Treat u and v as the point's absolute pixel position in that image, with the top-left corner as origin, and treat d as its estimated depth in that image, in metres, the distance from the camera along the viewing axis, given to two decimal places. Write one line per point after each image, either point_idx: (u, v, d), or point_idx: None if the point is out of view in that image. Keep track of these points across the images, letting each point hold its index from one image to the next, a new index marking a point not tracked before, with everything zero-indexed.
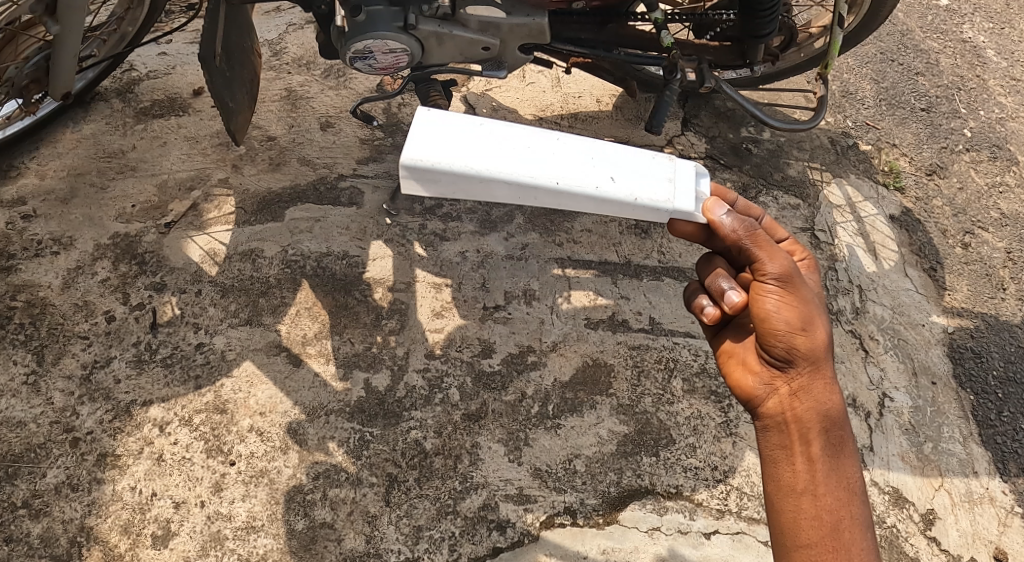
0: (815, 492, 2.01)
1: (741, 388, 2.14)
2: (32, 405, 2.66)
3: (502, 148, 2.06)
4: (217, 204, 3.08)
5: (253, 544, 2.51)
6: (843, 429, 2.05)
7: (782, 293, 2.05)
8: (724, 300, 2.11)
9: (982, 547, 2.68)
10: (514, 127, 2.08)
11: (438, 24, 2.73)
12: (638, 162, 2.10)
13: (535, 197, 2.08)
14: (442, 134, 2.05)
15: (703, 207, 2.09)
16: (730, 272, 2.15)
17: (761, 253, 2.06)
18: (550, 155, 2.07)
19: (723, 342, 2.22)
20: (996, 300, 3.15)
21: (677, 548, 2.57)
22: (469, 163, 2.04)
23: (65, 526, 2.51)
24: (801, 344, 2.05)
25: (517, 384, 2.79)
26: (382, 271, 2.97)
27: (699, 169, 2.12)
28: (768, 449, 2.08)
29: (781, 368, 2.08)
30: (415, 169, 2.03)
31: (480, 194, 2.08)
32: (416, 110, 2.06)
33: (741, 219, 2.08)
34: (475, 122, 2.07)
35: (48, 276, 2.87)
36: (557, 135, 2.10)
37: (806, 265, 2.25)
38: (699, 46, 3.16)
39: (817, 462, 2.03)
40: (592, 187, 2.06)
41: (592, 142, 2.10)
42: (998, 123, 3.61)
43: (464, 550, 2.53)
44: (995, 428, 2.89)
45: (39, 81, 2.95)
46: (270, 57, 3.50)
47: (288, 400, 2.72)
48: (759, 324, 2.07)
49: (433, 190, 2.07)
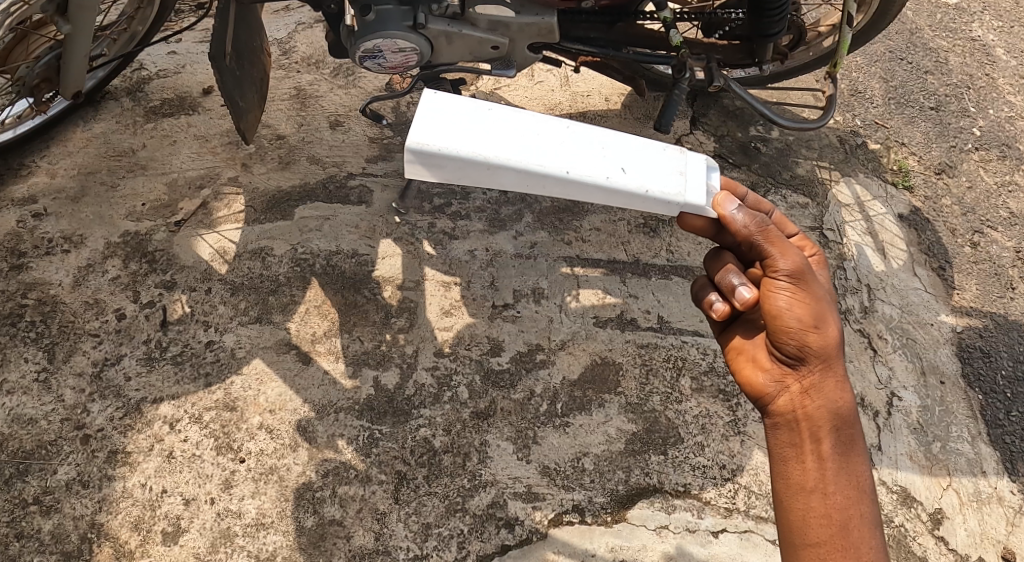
0: (825, 490, 2.02)
1: (752, 385, 2.14)
2: (43, 402, 2.68)
3: (510, 136, 2.05)
4: (227, 203, 3.09)
5: (263, 541, 2.52)
6: (854, 428, 2.06)
7: (793, 290, 2.05)
8: (734, 296, 2.10)
9: (991, 547, 2.68)
10: (523, 114, 2.07)
11: (447, 24, 2.74)
12: (649, 153, 2.07)
13: (543, 185, 2.07)
14: (449, 118, 2.03)
15: (714, 202, 2.08)
16: (740, 267, 2.14)
17: (773, 249, 2.06)
18: (558, 143, 2.06)
19: (733, 339, 2.21)
20: (1006, 299, 3.15)
21: (685, 546, 2.58)
22: (475, 149, 2.03)
23: (76, 522, 2.52)
24: (813, 341, 2.05)
25: (526, 382, 2.79)
26: (391, 270, 2.98)
27: (711, 162, 2.09)
28: (777, 446, 2.09)
29: (792, 365, 2.08)
30: (421, 154, 2.02)
31: (486, 181, 2.07)
32: (422, 93, 2.05)
33: (752, 214, 2.07)
34: (483, 107, 2.06)
35: (59, 274, 2.88)
36: (566, 123, 2.08)
37: (817, 261, 2.25)
38: (708, 45, 3.21)
39: (827, 460, 2.03)
40: (602, 178, 2.04)
41: (602, 132, 2.09)
42: (1008, 121, 3.61)
43: (473, 548, 2.53)
44: (1004, 428, 2.88)
45: (50, 80, 2.93)
46: (279, 56, 3.51)
47: (298, 398, 2.74)
48: (771, 321, 2.07)
49: (438, 175, 2.06)
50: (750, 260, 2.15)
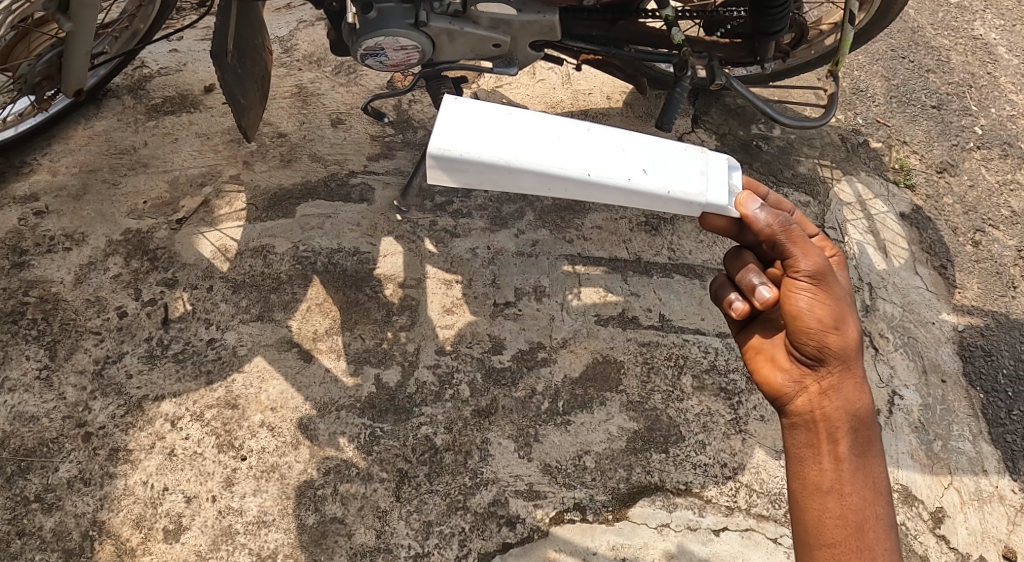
0: (841, 491, 2.01)
1: (770, 385, 2.13)
2: (44, 399, 2.68)
3: (530, 140, 2.04)
4: (229, 201, 3.09)
5: (264, 539, 2.52)
6: (871, 429, 2.05)
7: (814, 291, 2.04)
8: (755, 295, 2.08)
9: (992, 546, 2.67)
10: (544, 118, 2.06)
11: (449, 21, 2.73)
12: (670, 154, 2.06)
13: (564, 188, 2.05)
14: (470, 124, 2.03)
15: (736, 201, 2.06)
16: (760, 267, 2.12)
17: (795, 249, 2.04)
18: (580, 145, 2.05)
19: (751, 338, 2.20)
20: (1007, 298, 3.14)
21: (686, 545, 2.58)
22: (497, 154, 2.02)
23: (78, 519, 2.52)
24: (833, 342, 2.04)
25: (527, 380, 2.79)
26: (393, 267, 2.98)
27: (731, 162, 2.09)
28: (794, 446, 2.07)
29: (811, 366, 2.07)
30: (442, 159, 2.01)
31: (508, 185, 2.06)
32: (443, 99, 2.04)
33: (776, 213, 2.05)
34: (504, 111, 2.05)
35: (60, 272, 2.89)
36: (587, 126, 2.07)
37: (837, 262, 2.24)
38: (710, 43, 3.18)
39: (844, 461, 2.02)
40: (623, 179, 2.03)
41: (622, 134, 2.07)
42: (1010, 120, 3.60)
43: (474, 546, 2.53)
44: (1005, 426, 2.88)
45: (51, 77, 2.94)
46: (281, 53, 3.51)
47: (299, 396, 2.74)
48: (791, 322, 2.05)
49: (460, 180, 2.05)
50: (770, 259, 2.13)
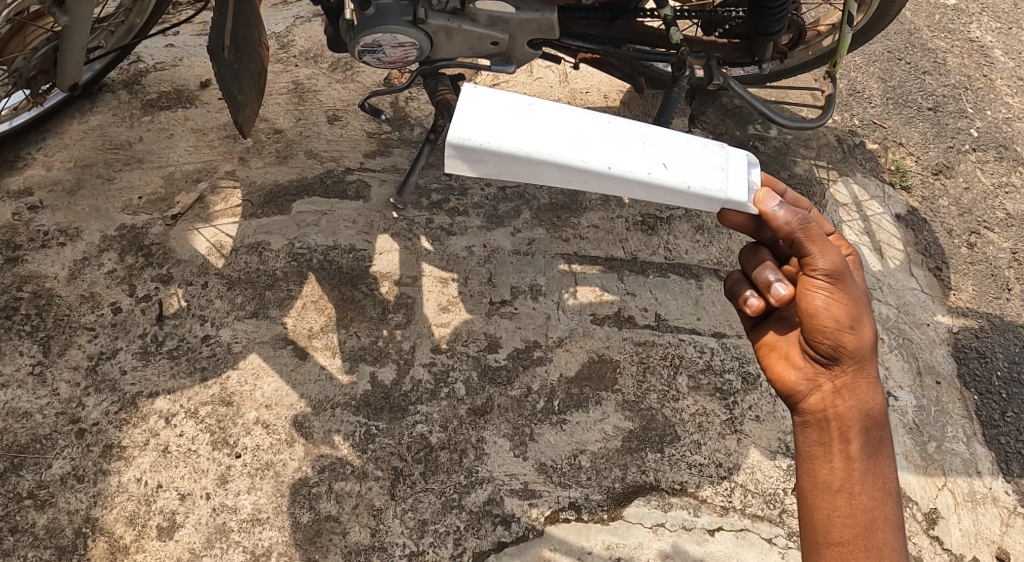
0: (851, 490, 2.00)
1: (783, 382, 2.12)
2: (38, 396, 2.66)
3: (556, 131, 2.03)
4: (224, 197, 3.08)
5: (258, 537, 2.51)
6: (883, 430, 2.04)
7: (830, 290, 2.04)
8: (770, 292, 2.08)
9: (985, 547, 2.68)
10: (564, 110, 2.05)
11: (446, 19, 2.72)
12: (690, 149, 2.06)
13: (585, 181, 2.04)
14: (496, 115, 2.01)
15: (755, 197, 2.06)
16: (776, 264, 2.12)
17: (813, 247, 2.04)
18: (600, 138, 2.04)
19: (765, 335, 2.20)
20: (1001, 300, 3.15)
21: (681, 544, 2.58)
22: (517, 145, 2.00)
23: (71, 517, 2.51)
24: (848, 342, 2.03)
25: (522, 379, 2.79)
26: (388, 265, 2.97)
27: (751, 158, 2.08)
28: (804, 445, 2.07)
29: (825, 365, 2.07)
30: (461, 149, 2.00)
31: (527, 176, 2.05)
32: (462, 88, 2.03)
33: (795, 211, 2.04)
34: (524, 102, 2.04)
35: (54, 267, 2.87)
36: (607, 118, 2.06)
37: (853, 261, 2.23)
38: (709, 43, 3.19)
39: (855, 461, 2.02)
40: (644, 173, 2.03)
41: (642, 127, 2.07)
42: (1005, 123, 3.61)
43: (469, 544, 2.53)
44: (999, 428, 2.88)
45: (46, 72, 2.91)
46: (277, 49, 3.49)
47: (294, 393, 2.73)
48: (807, 320, 2.05)
49: (479, 170, 2.04)
50: (786, 256, 2.13)
